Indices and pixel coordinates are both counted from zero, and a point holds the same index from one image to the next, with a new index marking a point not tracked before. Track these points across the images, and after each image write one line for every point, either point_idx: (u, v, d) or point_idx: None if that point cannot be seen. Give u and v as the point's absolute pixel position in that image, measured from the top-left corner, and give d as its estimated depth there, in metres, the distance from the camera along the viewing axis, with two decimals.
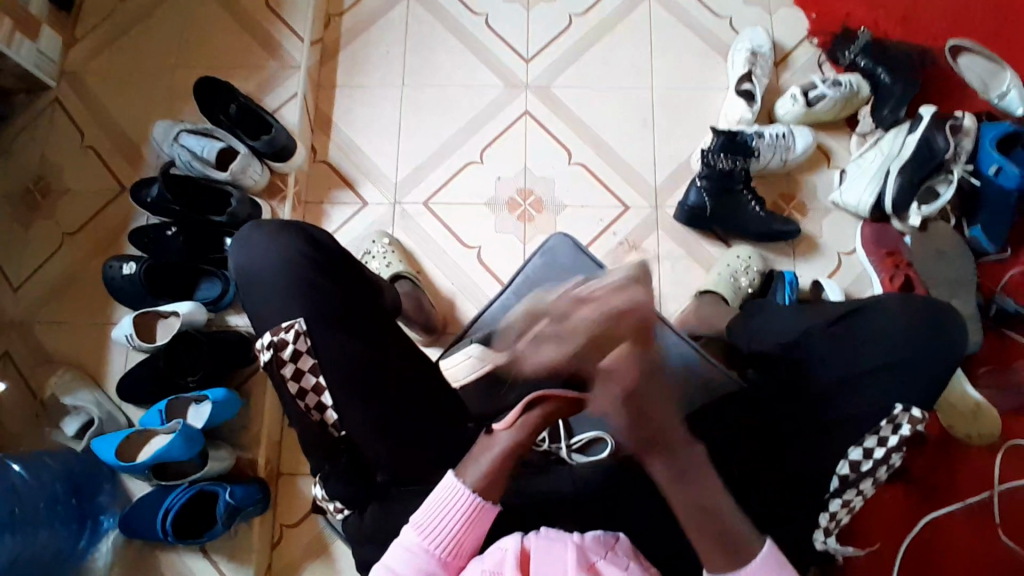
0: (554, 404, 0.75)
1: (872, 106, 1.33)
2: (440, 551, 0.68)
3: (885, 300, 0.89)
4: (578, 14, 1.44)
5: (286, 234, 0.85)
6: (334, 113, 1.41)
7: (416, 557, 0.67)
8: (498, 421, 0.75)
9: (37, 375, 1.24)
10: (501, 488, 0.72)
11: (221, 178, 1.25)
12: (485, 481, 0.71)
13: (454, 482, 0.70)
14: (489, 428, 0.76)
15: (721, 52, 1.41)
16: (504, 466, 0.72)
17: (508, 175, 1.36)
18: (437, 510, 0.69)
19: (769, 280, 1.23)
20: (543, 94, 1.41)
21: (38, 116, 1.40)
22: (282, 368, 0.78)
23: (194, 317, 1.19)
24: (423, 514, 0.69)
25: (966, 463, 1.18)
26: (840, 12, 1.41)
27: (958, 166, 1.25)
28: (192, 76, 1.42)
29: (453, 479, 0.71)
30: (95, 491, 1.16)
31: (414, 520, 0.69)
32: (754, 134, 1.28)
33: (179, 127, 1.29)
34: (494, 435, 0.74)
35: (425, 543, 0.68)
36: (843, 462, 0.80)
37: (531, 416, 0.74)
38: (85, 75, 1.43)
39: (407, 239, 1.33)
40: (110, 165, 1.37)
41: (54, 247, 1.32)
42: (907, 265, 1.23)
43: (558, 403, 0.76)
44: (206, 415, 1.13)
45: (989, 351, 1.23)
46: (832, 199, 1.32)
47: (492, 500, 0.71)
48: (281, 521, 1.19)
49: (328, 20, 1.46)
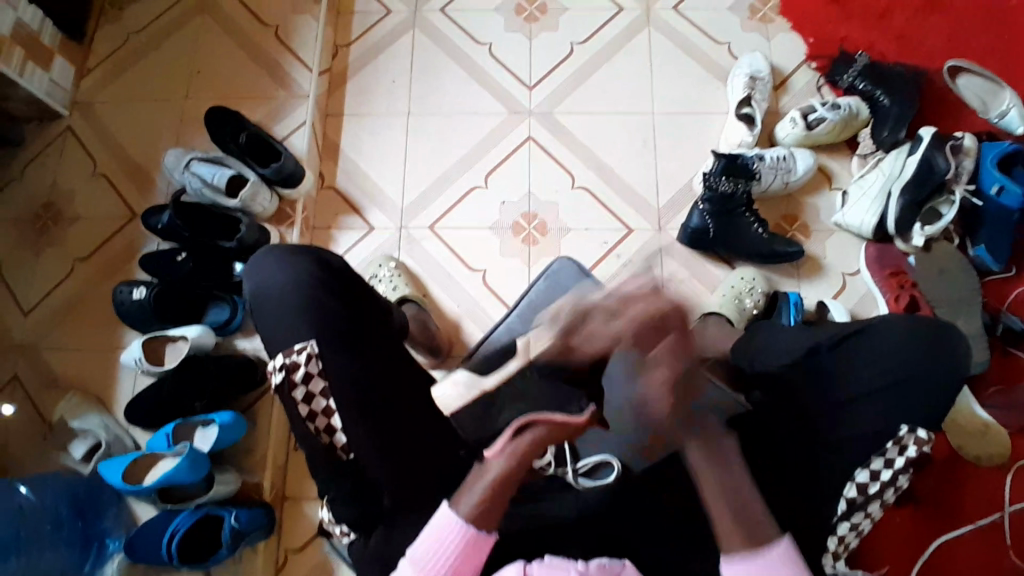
0: (544, 429, 0.75)
1: (872, 127, 1.35)
2: None
3: (889, 319, 0.89)
4: (579, 41, 1.48)
5: (295, 258, 0.86)
6: (340, 139, 1.44)
7: None
8: (490, 448, 0.74)
9: (45, 399, 1.25)
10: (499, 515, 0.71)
11: (232, 205, 1.27)
12: (478, 510, 0.70)
13: (446, 513, 0.70)
14: (482, 456, 0.75)
15: (721, 76, 1.44)
16: (498, 495, 0.71)
17: (512, 199, 1.38)
18: (429, 544, 0.69)
19: (773, 301, 1.24)
20: (546, 119, 1.43)
21: (51, 144, 1.43)
22: (293, 390, 0.79)
23: (203, 341, 1.20)
24: (417, 548, 0.70)
25: (976, 484, 1.16)
26: (838, 36, 1.44)
27: (959, 187, 1.25)
28: (202, 105, 1.45)
29: (448, 508, 0.71)
30: (100, 514, 1.14)
31: (409, 554, 0.70)
32: (754, 157, 1.30)
33: (190, 155, 1.31)
34: (487, 463, 0.73)
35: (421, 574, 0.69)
36: (851, 485, 0.81)
37: (520, 441, 0.74)
38: (98, 104, 1.46)
39: (412, 262, 1.35)
40: (120, 191, 1.39)
41: (65, 272, 1.34)
42: (912, 285, 1.24)
43: (547, 428, 0.75)
44: (213, 438, 1.12)
45: (996, 370, 1.22)
46: (835, 220, 1.33)
47: (489, 529, 0.70)
48: (284, 546, 1.19)
49: (335, 50, 1.50)
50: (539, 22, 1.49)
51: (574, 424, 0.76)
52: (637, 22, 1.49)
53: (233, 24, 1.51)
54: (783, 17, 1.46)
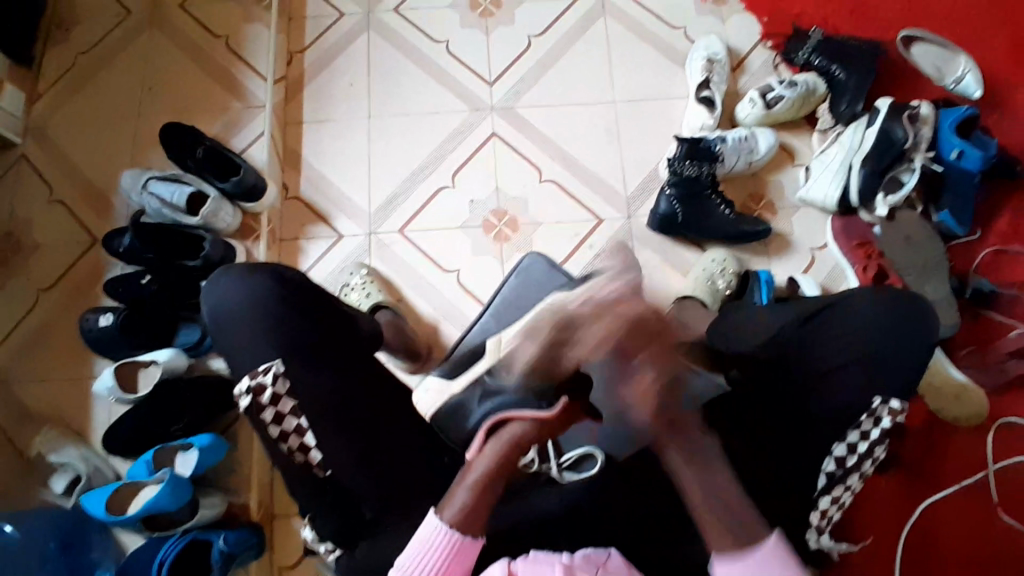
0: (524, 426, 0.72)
1: (829, 102, 1.37)
2: None
3: (854, 293, 0.90)
4: (537, 34, 1.47)
5: (256, 274, 0.84)
6: (301, 149, 1.42)
7: None
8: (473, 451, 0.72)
9: (19, 436, 1.23)
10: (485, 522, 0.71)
11: (193, 223, 1.25)
12: (465, 515, 0.68)
13: (432, 520, 0.69)
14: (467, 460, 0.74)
15: (679, 61, 1.44)
16: (483, 500, 0.69)
17: (480, 196, 1.37)
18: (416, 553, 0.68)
19: (745, 280, 1.25)
20: (509, 114, 1.42)
21: (5, 173, 1.40)
22: (262, 412, 0.77)
23: (175, 364, 1.18)
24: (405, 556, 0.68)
25: (955, 445, 1.19)
26: (791, 14, 1.45)
27: (920, 155, 1.27)
28: (157, 123, 1.42)
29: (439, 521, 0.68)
30: (86, 544, 1.13)
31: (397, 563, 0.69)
32: (717, 140, 1.31)
33: (148, 175, 1.28)
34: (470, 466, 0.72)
35: None
36: (829, 459, 0.82)
37: (501, 442, 0.71)
38: (50, 129, 1.42)
39: (384, 267, 1.34)
40: (79, 217, 1.36)
41: (29, 304, 1.31)
42: (879, 254, 1.26)
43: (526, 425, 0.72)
44: (194, 462, 1.11)
45: (968, 332, 1.25)
46: (800, 196, 1.34)
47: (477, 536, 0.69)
48: (278, 564, 1.17)
49: (290, 57, 1.48)
50: (495, 16, 1.48)
51: (548, 418, 0.74)
52: (593, 11, 1.48)
53: (182, 38, 1.47)
54: None
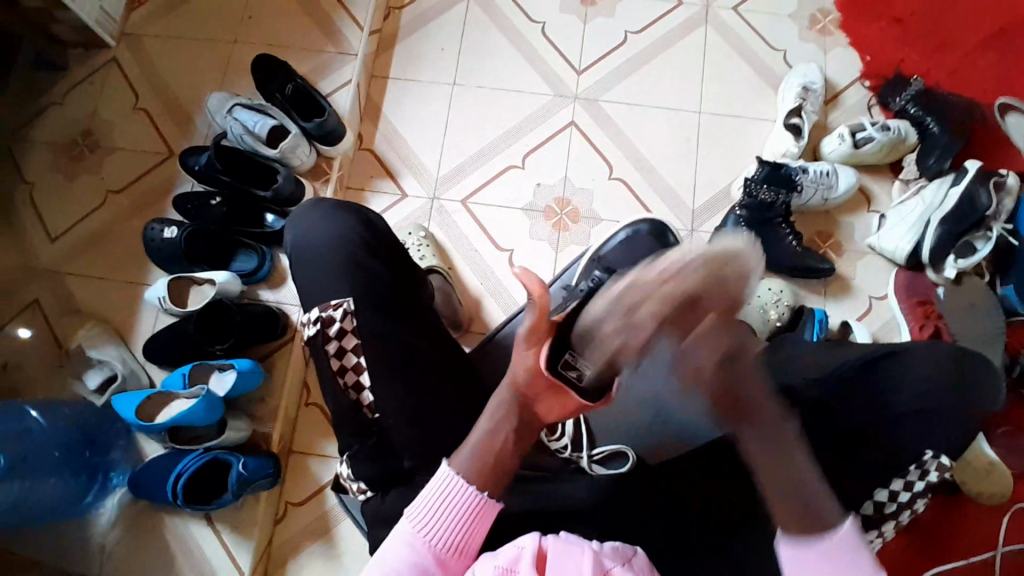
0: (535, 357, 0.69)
1: (918, 153, 1.33)
2: (437, 544, 0.67)
3: (917, 345, 0.87)
4: (634, 31, 1.45)
5: (343, 214, 0.87)
6: (383, 103, 1.43)
7: (410, 545, 0.67)
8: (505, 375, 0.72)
9: (64, 325, 1.27)
10: (505, 478, 0.71)
11: (271, 155, 1.27)
12: (476, 465, 0.69)
13: (446, 469, 0.70)
14: (497, 399, 0.72)
15: (772, 84, 1.42)
16: (491, 433, 0.71)
17: (548, 182, 1.37)
18: (432, 503, 0.68)
19: (798, 316, 1.23)
20: (591, 106, 1.42)
21: (96, 73, 1.43)
22: (326, 344, 0.80)
23: (229, 288, 1.20)
24: (416, 504, 0.69)
25: (968, 521, 1.17)
26: (896, 57, 1.41)
27: (998, 224, 1.24)
28: (249, 52, 1.44)
29: (447, 468, 0.70)
30: (109, 445, 1.17)
31: (408, 511, 0.69)
32: (798, 169, 1.28)
33: (234, 101, 1.31)
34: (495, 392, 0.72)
35: (419, 533, 0.67)
36: (870, 503, 0.84)
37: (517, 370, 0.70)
38: (146, 38, 1.45)
39: (441, 233, 1.35)
40: (159, 128, 1.39)
41: (96, 203, 1.35)
42: (938, 316, 1.24)
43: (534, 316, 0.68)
44: (229, 384, 1.13)
45: (1010, 411, 1.22)
46: (869, 242, 1.32)
47: (485, 492, 0.69)
48: (286, 500, 1.20)
49: (388, 12, 1.49)
50: (595, 6, 1.47)
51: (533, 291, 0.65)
52: (695, 19, 1.46)
53: None
54: (843, 31, 1.44)
